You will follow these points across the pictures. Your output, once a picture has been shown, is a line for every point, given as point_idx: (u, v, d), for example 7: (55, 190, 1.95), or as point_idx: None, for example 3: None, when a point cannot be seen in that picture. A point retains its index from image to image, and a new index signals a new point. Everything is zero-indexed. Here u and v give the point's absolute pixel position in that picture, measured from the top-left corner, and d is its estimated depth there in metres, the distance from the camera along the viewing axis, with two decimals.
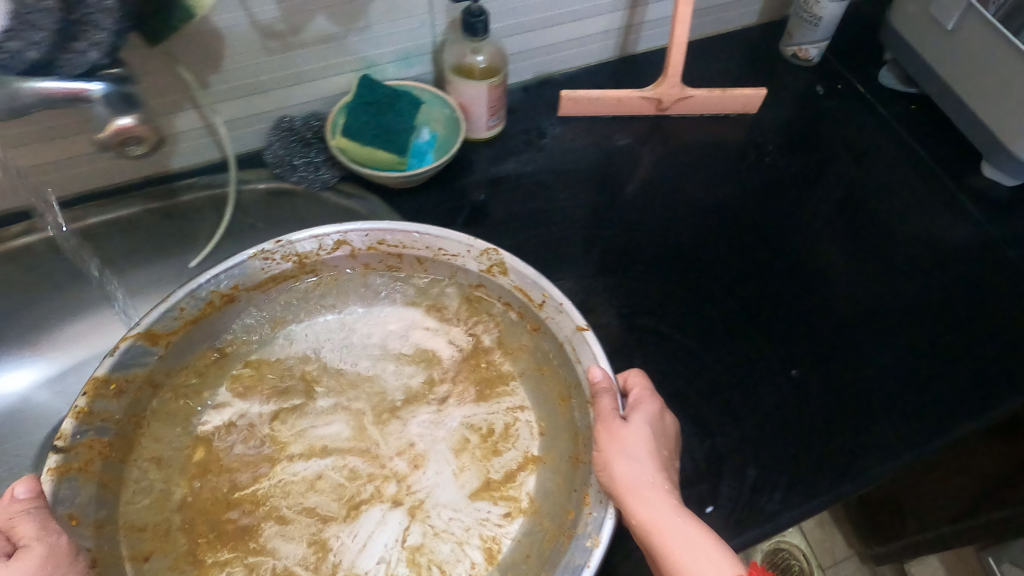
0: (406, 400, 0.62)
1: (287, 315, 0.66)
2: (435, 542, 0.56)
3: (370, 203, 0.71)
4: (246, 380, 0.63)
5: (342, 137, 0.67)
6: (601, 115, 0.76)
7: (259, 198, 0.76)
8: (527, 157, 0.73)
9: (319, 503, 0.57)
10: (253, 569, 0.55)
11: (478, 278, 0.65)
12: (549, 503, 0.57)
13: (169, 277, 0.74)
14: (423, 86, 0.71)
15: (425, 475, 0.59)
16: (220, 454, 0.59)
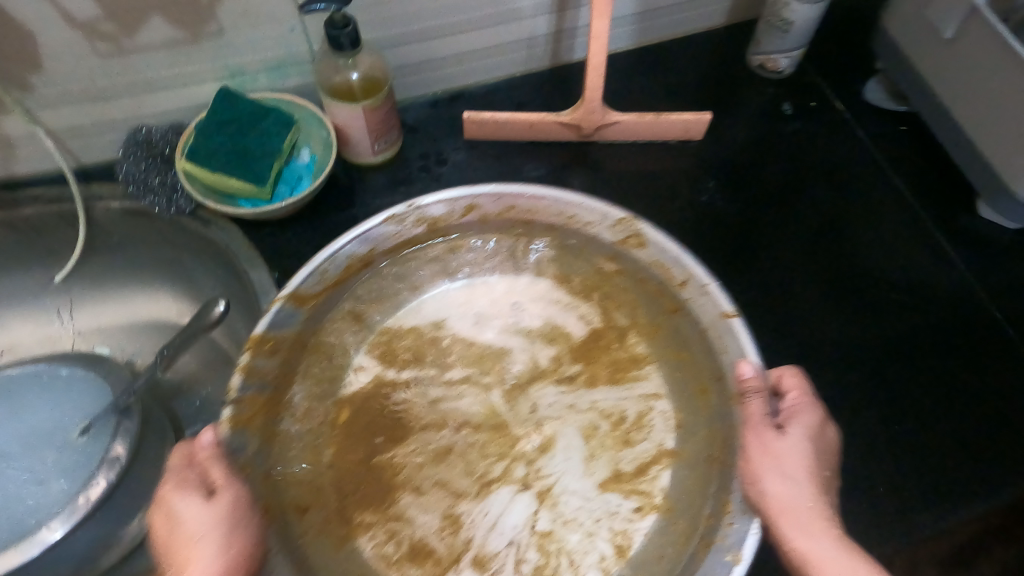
0: (531, 376, 0.57)
1: (382, 296, 0.60)
2: (565, 531, 0.51)
3: (229, 235, 0.61)
4: (385, 340, 0.59)
5: (188, 161, 0.57)
6: (514, 139, 0.65)
7: (117, 217, 0.65)
8: (420, 188, 0.63)
9: (450, 477, 0.53)
10: (393, 535, 0.52)
11: (616, 249, 0.59)
12: (687, 503, 0.51)
13: (68, 302, 0.72)
14: (300, 102, 0.62)
15: (555, 460, 0.54)
16: (366, 415, 0.56)
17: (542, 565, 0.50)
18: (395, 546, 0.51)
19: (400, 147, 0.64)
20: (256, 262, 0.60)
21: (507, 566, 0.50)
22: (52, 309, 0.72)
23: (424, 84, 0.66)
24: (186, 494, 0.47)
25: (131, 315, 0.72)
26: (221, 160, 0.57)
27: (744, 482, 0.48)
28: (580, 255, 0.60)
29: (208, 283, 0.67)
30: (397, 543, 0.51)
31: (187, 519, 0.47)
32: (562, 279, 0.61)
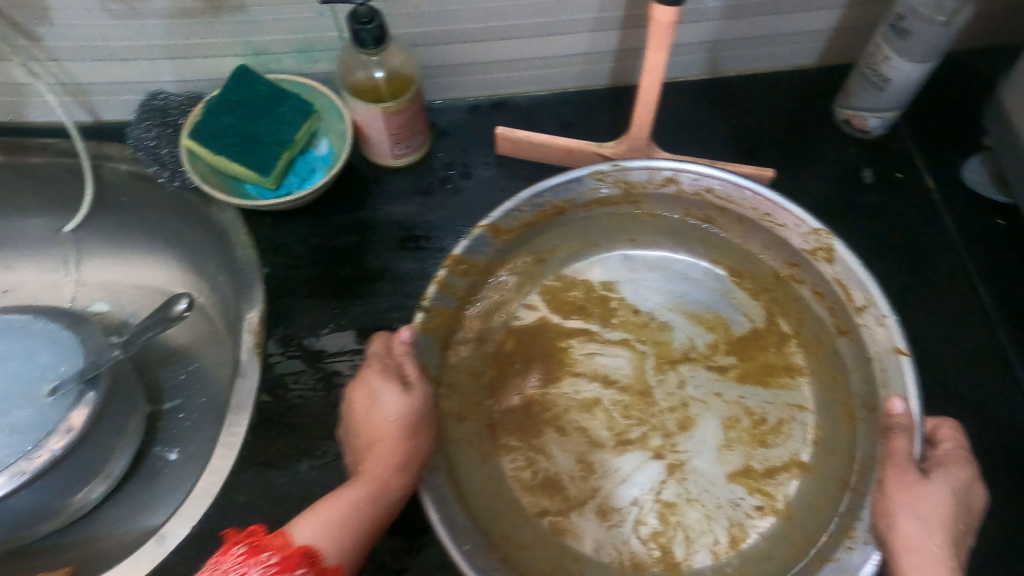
0: (690, 353, 0.49)
1: (556, 247, 0.53)
2: (687, 507, 0.44)
3: (228, 217, 0.60)
4: (545, 292, 0.51)
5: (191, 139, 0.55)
6: (547, 161, 0.59)
7: (124, 180, 0.62)
8: (437, 202, 0.60)
9: (590, 425, 0.47)
10: (530, 463, 0.46)
11: (805, 258, 0.49)
12: (819, 515, 0.45)
13: (74, 252, 0.68)
14: (324, 90, 0.60)
15: (694, 437, 0.46)
16: (532, 348, 0.49)
17: (659, 531, 0.44)
18: (531, 473, 0.46)
19: (424, 155, 0.60)
20: (249, 248, 0.60)
21: (625, 526, 0.44)
22: (60, 256, 0.68)
23: (461, 87, 0.61)
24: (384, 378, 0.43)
25: (137, 278, 0.69)
26: (226, 140, 0.55)
27: (874, 512, 0.42)
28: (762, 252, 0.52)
29: (207, 257, 0.66)
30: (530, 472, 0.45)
31: (382, 407, 0.42)
32: (733, 273, 0.52)
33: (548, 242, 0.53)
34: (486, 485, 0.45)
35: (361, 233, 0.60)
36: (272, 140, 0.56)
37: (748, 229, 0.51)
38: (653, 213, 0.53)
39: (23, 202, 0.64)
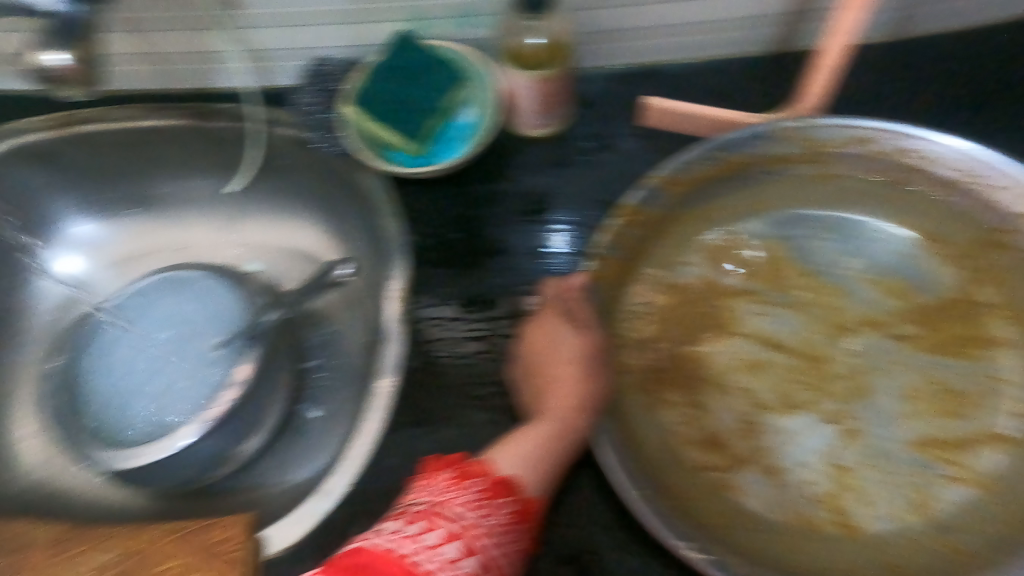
0: (868, 322, 0.48)
1: (735, 206, 0.53)
2: (866, 472, 0.43)
3: (376, 186, 0.62)
4: (718, 251, 0.52)
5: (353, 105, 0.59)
6: (699, 134, 0.58)
7: (290, 145, 0.67)
8: (582, 173, 0.59)
9: (756, 388, 0.47)
10: (694, 420, 0.46)
11: (1021, 225, 0.47)
12: (1017, 491, 0.42)
13: (236, 214, 0.74)
14: (474, 61, 0.62)
15: (868, 405, 0.45)
16: (696, 306, 0.50)
17: (833, 493, 0.43)
18: (696, 429, 0.46)
19: (569, 122, 0.61)
20: (393, 220, 0.61)
21: (798, 485, 0.43)
22: (227, 214, 0.74)
23: (627, 52, 0.62)
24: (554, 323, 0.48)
25: (288, 240, 0.72)
26: (382, 108, 0.58)
27: None
28: (963, 218, 0.50)
29: (354, 228, 0.68)
30: (694, 428, 0.46)
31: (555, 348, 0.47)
32: (927, 237, 0.51)
33: (728, 203, 0.53)
34: (651, 438, 0.46)
35: (504, 199, 0.60)
36: (423, 107, 0.58)
37: (952, 192, 0.49)
38: (841, 176, 0.52)
39: (199, 163, 0.71)
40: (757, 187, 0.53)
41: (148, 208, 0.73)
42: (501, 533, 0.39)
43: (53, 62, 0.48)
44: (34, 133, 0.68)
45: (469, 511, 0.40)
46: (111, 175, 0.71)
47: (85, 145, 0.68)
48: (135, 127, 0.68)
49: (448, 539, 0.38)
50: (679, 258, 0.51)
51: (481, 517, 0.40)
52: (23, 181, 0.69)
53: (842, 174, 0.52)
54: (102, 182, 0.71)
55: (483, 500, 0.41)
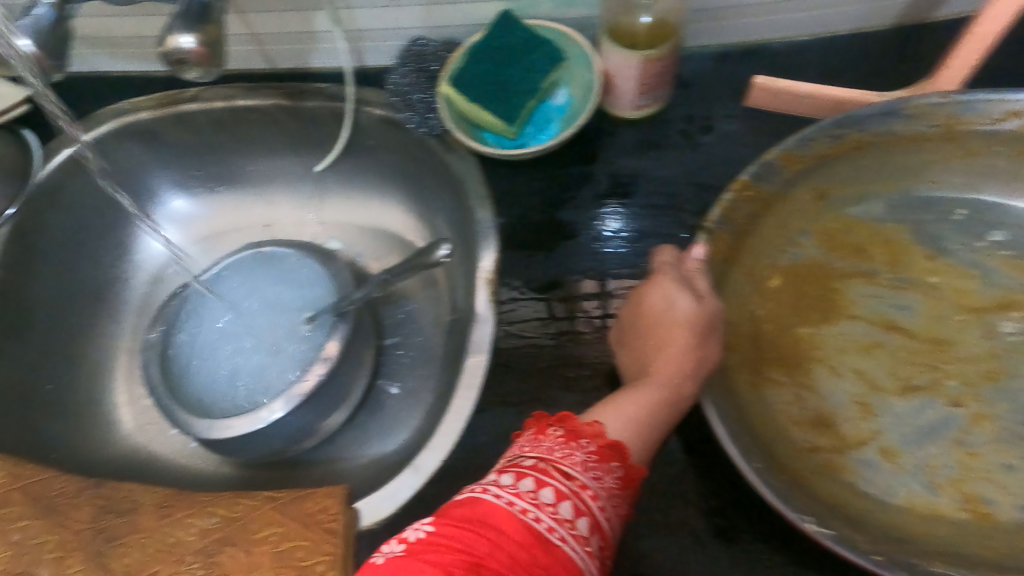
0: (991, 307, 0.48)
1: (855, 184, 0.51)
2: (996, 457, 0.43)
3: (466, 165, 0.62)
4: (831, 232, 0.51)
5: (450, 86, 0.59)
6: (800, 115, 0.57)
7: (378, 125, 0.68)
8: (677, 155, 0.59)
9: (870, 370, 0.46)
10: (801, 400, 0.46)
11: None
12: None
13: (318, 189, 0.78)
14: (573, 38, 0.60)
15: (993, 390, 0.45)
16: (804, 288, 0.50)
17: (962, 479, 0.42)
18: (802, 410, 0.46)
19: (668, 104, 0.60)
20: (484, 202, 0.60)
21: (919, 467, 0.43)
22: (307, 192, 0.79)
23: (732, 29, 0.60)
24: (671, 289, 0.47)
25: (364, 219, 0.76)
26: (480, 90, 0.59)
27: None
28: None
29: (438, 209, 0.69)
30: (803, 409, 0.46)
31: (670, 315, 0.47)
32: None
33: (847, 183, 0.51)
34: (760, 416, 0.46)
35: (599, 181, 0.60)
36: (520, 90, 0.58)
37: None
38: (980, 155, 0.49)
39: (286, 142, 0.75)
40: (882, 168, 0.50)
41: (240, 186, 0.80)
42: (609, 497, 0.39)
43: (181, 44, 0.46)
44: (139, 112, 0.72)
45: (582, 472, 0.39)
46: (207, 151, 0.77)
47: (183, 123, 0.73)
48: (233, 108, 0.71)
49: (562, 497, 0.37)
50: (789, 239, 0.51)
51: (592, 478, 0.39)
52: (130, 159, 0.75)
53: (980, 153, 0.49)
54: (200, 157, 0.77)
55: (595, 462, 0.40)
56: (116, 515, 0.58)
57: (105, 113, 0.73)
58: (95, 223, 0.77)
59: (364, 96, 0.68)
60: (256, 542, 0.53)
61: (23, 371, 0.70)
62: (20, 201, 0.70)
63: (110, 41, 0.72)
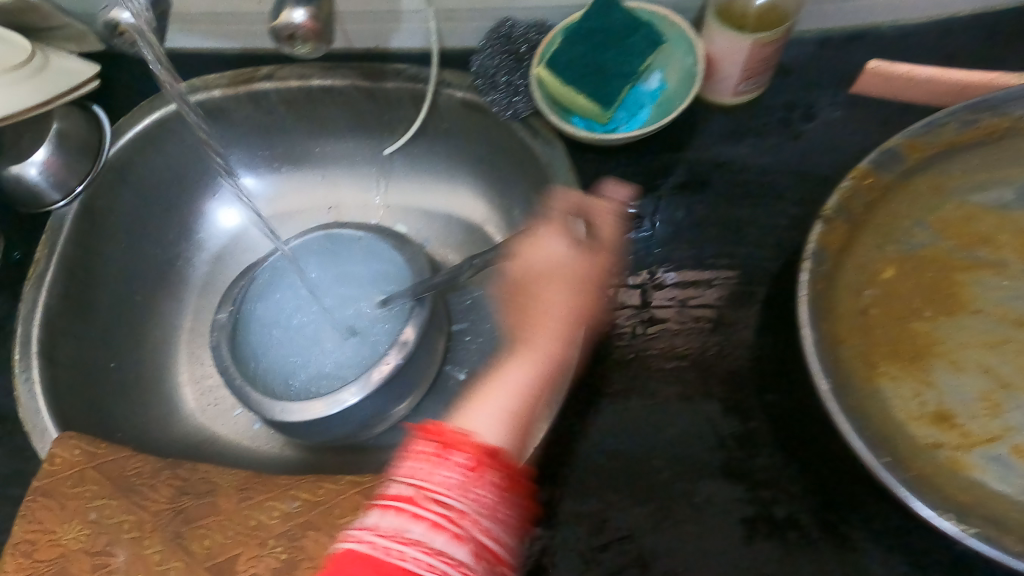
0: None
1: (986, 173, 0.49)
2: None
3: (554, 152, 0.61)
4: (953, 221, 0.49)
5: (546, 68, 0.58)
6: (906, 100, 0.56)
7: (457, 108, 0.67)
8: (774, 144, 0.58)
9: (995, 365, 0.45)
10: (921, 395, 0.45)
11: None
12: None
13: (387, 174, 0.77)
14: (673, 20, 0.59)
15: None
16: (919, 280, 0.48)
17: None
18: (923, 405, 0.45)
19: (767, 91, 0.60)
20: (572, 185, 0.59)
21: None
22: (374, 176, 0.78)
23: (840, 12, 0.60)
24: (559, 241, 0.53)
25: (431, 206, 0.76)
26: (576, 72, 0.57)
27: None
28: None
29: (515, 195, 0.68)
30: (924, 404, 0.45)
31: (554, 262, 0.53)
32: None
33: (977, 172, 0.49)
34: (878, 409, 0.44)
35: (691, 171, 0.59)
36: (618, 73, 0.57)
37: None
38: None
39: (356, 125, 0.74)
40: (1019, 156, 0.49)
41: (303, 169, 0.79)
42: (507, 522, 0.39)
43: (294, 18, 0.50)
44: (213, 89, 0.71)
45: (456, 495, 0.38)
46: (278, 131, 0.75)
47: (256, 103, 0.72)
48: (309, 88, 0.70)
49: (433, 530, 0.36)
50: (905, 229, 0.49)
51: (471, 501, 0.38)
52: (196, 138, 0.75)
53: None
54: (270, 138, 0.76)
55: (469, 477, 0.39)
56: (195, 497, 0.57)
57: None
58: (161, 202, 0.76)
59: (446, 78, 0.66)
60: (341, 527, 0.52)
61: (89, 349, 0.68)
62: (91, 177, 0.70)
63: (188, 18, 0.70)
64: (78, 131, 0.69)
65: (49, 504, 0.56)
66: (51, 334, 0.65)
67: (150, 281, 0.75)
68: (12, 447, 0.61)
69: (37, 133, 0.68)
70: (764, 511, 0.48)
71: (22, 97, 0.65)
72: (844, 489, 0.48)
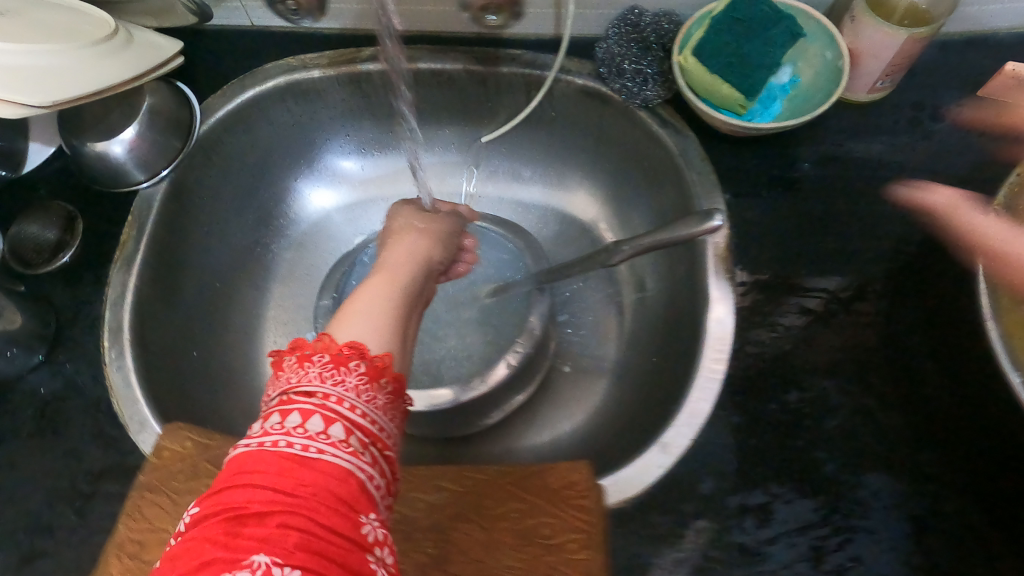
0: None
1: None
2: None
3: (687, 141, 0.61)
4: None
5: (693, 56, 0.58)
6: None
7: (574, 96, 0.66)
8: (910, 143, 0.61)
9: None
10: None
11: None
12: None
13: (484, 162, 0.75)
14: (809, 15, 0.61)
15: None
16: None
17: None
18: None
19: (890, 93, 0.62)
20: (707, 173, 0.60)
21: None
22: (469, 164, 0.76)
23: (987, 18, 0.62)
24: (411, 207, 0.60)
25: (527, 196, 0.75)
26: (721, 61, 0.58)
27: None
28: None
29: (630, 186, 0.69)
30: None
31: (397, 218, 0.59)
32: None
33: None
34: None
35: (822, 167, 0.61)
36: (763, 65, 0.57)
37: None
38: None
39: (457, 111, 0.72)
40: None
41: (392, 155, 0.76)
42: (377, 408, 0.38)
43: None
44: (311, 69, 0.68)
45: (321, 384, 0.37)
46: (367, 115, 0.72)
47: (357, 85, 0.69)
48: (416, 71, 0.67)
49: (329, 422, 0.35)
50: None
51: (335, 384, 0.37)
52: (284, 119, 0.70)
53: None
54: (362, 122, 0.72)
55: (366, 384, 0.38)
56: None
57: (272, 69, 0.68)
58: (242, 185, 0.70)
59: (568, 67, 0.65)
60: (493, 518, 0.50)
61: (172, 337, 0.63)
62: (177, 158, 0.64)
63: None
64: (164, 104, 0.64)
65: (159, 501, 0.51)
66: (141, 320, 0.60)
67: (231, 269, 0.70)
68: (103, 441, 0.56)
69: (127, 108, 0.63)
70: (930, 499, 0.49)
71: (114, 72, 0.60)
72: (1008, 479, 0.49)
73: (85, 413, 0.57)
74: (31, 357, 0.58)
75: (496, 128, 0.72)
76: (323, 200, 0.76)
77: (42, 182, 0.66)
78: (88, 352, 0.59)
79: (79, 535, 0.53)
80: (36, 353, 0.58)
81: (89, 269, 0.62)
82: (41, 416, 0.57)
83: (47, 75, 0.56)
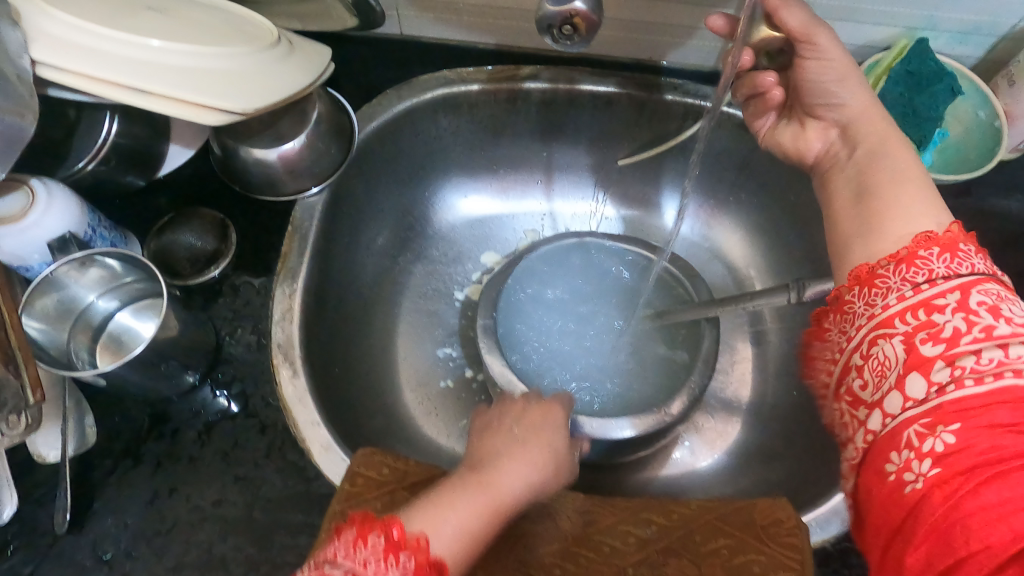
0: None
1: None
2: None
3: None
4: None
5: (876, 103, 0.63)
6: None
7: (733, 130, 0.68)
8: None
9: None
10: None
11: None
12: None
13: (619, 187, 0.77)
14: (967, 74, 0.63)
15: None
16: None
17: None
18: None
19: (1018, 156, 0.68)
20: None
21: None
22: (602, 189, 0.78)
23: None
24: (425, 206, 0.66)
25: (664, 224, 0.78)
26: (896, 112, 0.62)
27: None
28: None
29: (766, 226, 0.73)
30: None
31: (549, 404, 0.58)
32: None
33: None
34: None
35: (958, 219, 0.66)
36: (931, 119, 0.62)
37: None
38: None
39: (601, 134, 0.72)
40: None
41: (522, 173, 0.76)
42: None
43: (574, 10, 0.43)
44: (470, 84, 0.66)
45: None
46: (510, 132, 0.71)
47: (512, 103, 0.68)
48: (577, 93, 0.67)
49: None
50: None
51: None
52: (431, 134, 0.69)
53: None
54: (507, 140, 0.72)
55: None
56: (533, 520, 0.50)
57: (429, 81, 0.66)
58: (386, 196, 0.68)
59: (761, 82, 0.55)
60: (705, 555, 0.49)
61: (326, 349, 0.58)
62: (335, 171, 0.60)
63: (453, 9, 0.64)
64: (329, 108, 0.59)
65: None
66: (309, 332, 0.55)
67: (370, 283, 0.67)
68: (279, 465, 0.50)
69: (296, 115, 0.57)
70: None
71: (293, 79, 0.52)
72: None
73: (259, 437, 0.50)
74: (186, 377, 0.50)
75: (633, 153, 0.73)
76: (464, 213, 0.75)
77: (168, 189, 0.59)
78: (256, 369, 0.53)
79: (264, 572, 0.46)
80: (190, 371, 0.50)
81: (240, 272, 0.56)
82: (201, 442, 0.50)
83: (231, 80, 0.47)
